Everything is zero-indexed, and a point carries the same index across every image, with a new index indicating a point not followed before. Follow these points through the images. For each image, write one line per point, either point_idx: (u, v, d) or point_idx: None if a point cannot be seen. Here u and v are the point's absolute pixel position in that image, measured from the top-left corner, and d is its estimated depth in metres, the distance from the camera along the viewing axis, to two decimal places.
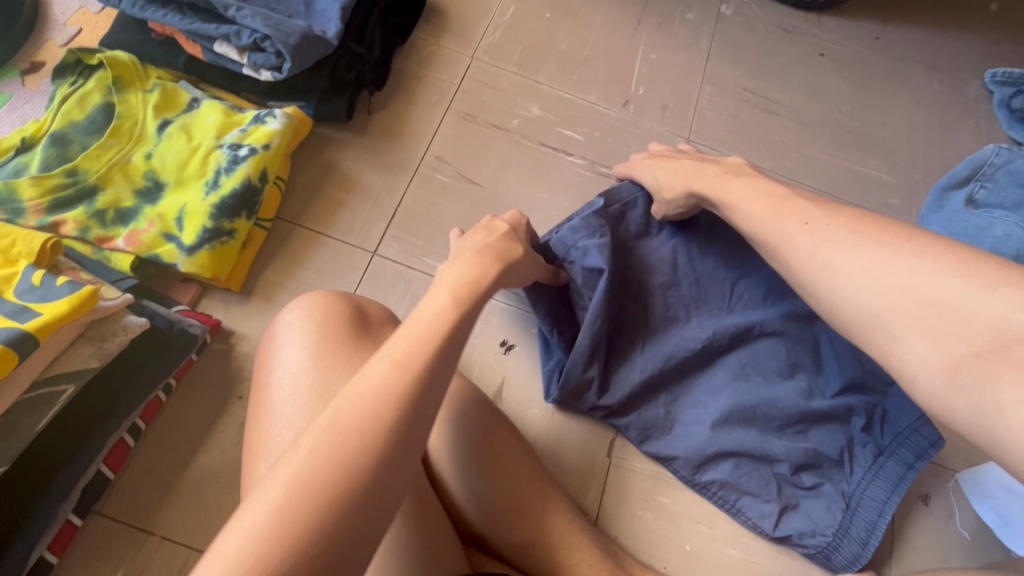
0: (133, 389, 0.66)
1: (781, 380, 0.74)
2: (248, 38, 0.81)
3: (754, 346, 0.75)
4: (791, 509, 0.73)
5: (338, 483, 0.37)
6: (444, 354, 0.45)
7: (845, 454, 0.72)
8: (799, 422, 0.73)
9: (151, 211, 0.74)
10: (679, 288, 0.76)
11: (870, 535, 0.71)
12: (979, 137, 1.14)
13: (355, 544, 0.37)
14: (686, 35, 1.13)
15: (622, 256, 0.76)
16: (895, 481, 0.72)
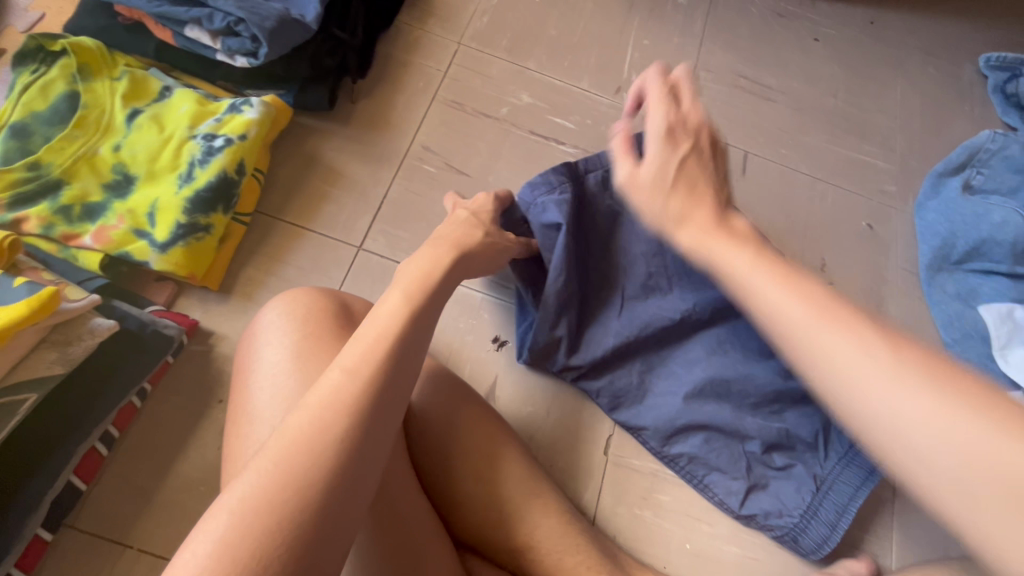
0: (105, 395, 0.62)
1: (761, 358, 0.72)
2: (221, 21, 0.76)
3: (735, 322, 0.73)
4: (759, 488, 0.72)
5: (291, 497, 0.35)
6: (404, 354, 0.44)
7: (820, 438, 0.71)
8: (776, 399, 0.71)
9: (120, 206, 0.70)
10: (664, 256, 0.72)
11: (838, 518, 0.69)
12: (974, 123, 1.13)
13: (318, 558, 0.35)
14: (679, 20, 1.10)
15: (606, 218, 0.74)
16: (871, 467, 0.70)
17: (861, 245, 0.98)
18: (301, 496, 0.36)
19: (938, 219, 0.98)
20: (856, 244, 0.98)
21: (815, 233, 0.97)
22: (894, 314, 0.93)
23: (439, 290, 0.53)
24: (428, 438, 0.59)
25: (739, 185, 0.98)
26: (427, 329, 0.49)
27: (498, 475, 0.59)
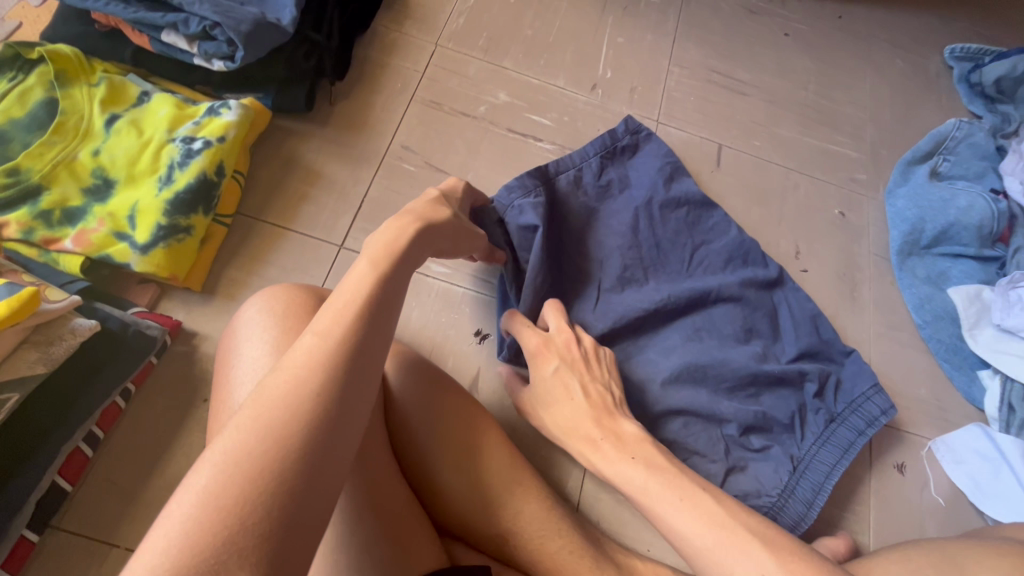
0: (88, 395, 0.63)
1: (736, 343, 0.76)
2: (197, 26, 0.77)
3: (711, 310, 0.78)
4: (738, 470, 0.71)
5: (272, 452, 0.36)
6: (377, 319, 0.46)
7: (796, 419, 0.73)
8: (752, 383, 0.74)
9: (101, 209, 0.71)
10: (638, 251, 0.80)
11: (815, 496, 0.70)
12: (941, 112, 1.16)
13: (299, 511, 0.34)
14: (653, 17, 1.13)
15: (581, 216, 0.81)
16: (845, 446, 0.72)
17: (835, 232, 1.00)
18: (288, 447, 0.36)
19: (907, 204, 1.00)
20: (829, 232, 1.00)
21: (789, 222, 0.99)
22: (867, 297, 0.96)
23: (406, 257, 0.53)
24: (413, 428, 0.59)
25: (714, 177, 1.00)
26: (398, 294, 0.50)
27: (484, 464, 0.60)
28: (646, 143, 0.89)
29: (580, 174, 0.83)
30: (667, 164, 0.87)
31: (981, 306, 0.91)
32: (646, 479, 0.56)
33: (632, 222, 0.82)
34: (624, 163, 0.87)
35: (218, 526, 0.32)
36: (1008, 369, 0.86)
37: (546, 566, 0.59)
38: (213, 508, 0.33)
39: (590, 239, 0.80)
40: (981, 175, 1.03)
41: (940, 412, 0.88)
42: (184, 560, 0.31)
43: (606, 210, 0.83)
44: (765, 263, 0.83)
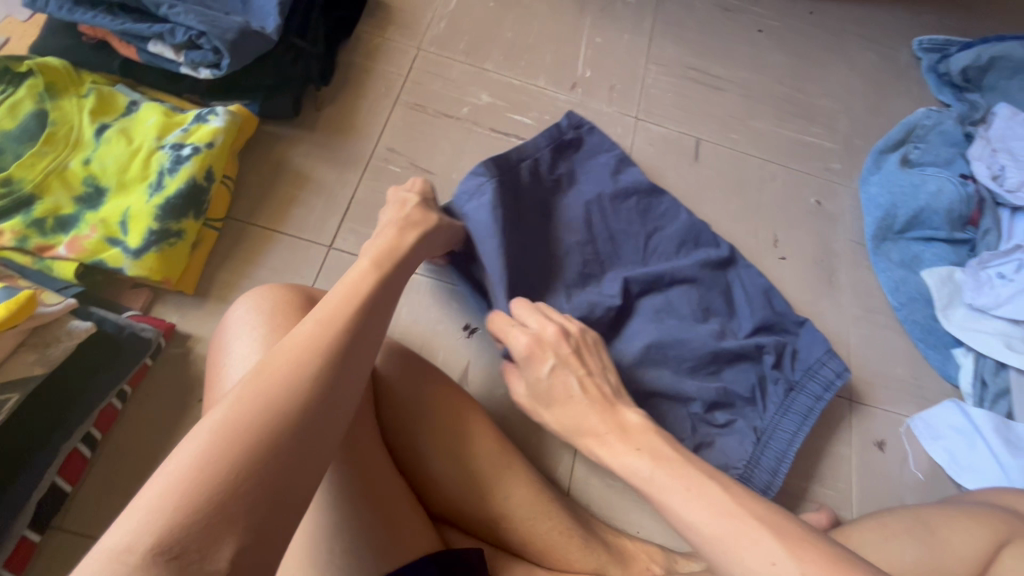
0: (86, 396, 0.64)
1: (696, 323, 0.81)
2: (183, 36, 0.79)
3: (667, 293, 0.82)
4: (706, 445, 0.76)
5: (271, 421, 0.38)
6: (375, 309, 0.50)
7: (757, 392, 0.78)
8: (713, 360, 0.78)
9: (93, 217, 0.73)
10: (595, 243, 0.84)
11: (778, 463, 0.75)
12: (912, 102, 1.20)
13: (291, 476, 0.37)
14: (630, 17, 1.16)
15: (539, 212, 0.83)
16: (805, 413, 0.78)
17: (811, 220, 1.03)
18: (283, 417, 0.38)
19: (880, 191, 1.04)
20: (806, 220, 1.03)
21: (767, 212, 1.02)
22: (844, 282, 0.99)
23: (403, 261, 0.59)
24: (400, 415, 0.61)
25: (693, 170, 1.03)
26: (391, 294, 0.54)
27: (471, 447, 0.62)
28: (590, 137, 0.92)
29: (536, 164, 0.84)
30: (612, 158, 0.90)
31: (953, 286, 0.95)
32: (651, 470, 0.52)
33: (585, 217, 0.85)
34: (571, 157, 0.90)
35: (217, 484, 0.34)
36: (980, 346, 0.89)
37: (536, 543, 0.62)
38: (202, 472, 0.35)
39: (551, 233, 0.82)
40: (950, 161, 1.07)
41: (917, 390, 0.91)
42: (176, 515, 0.33)
43: (561, 204, 0.85)
44: (717, 242, 0.87)
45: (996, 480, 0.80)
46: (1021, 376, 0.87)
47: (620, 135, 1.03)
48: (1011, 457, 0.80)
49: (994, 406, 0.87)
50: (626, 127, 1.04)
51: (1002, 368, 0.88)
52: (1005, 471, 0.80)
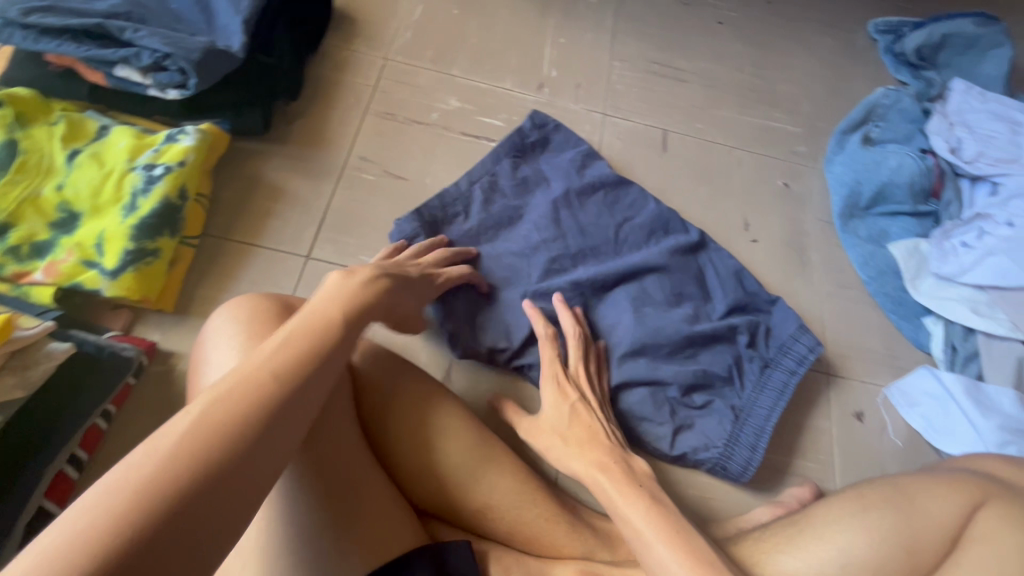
0: (70, 415, 0.65)
1: (670, 308, 0.83)
2: (149, 58, 0.81)
3: (641, 282, 0.84)
4: (686, 428, 0.78)
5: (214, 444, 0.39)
6: (345, 335, 0.51)
7: (733, 371, 0.81)
8: (689, 345, 0.80)
9: (68, 241, 0.73)
10: (563, 239, 0.86)
11: (757, 440, 0.77)
12: (871, 83, 1.23)
13: (229, 497, 0.38)
14: (592, 17, 1.18)
15: (503, 218, 0.87)
16: (780, 389, 0.80)
17: (780, 203, 1.06)
18: (229, 440, 0.39)
19: (844, 170, 1.06)
20: (775, 203, 1.05)
21: (737, 197, 1.05)
22: (815, 260, 1.01)
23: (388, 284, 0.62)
24: (384, 419, 0.62)
25: (662, 161, 1.05)
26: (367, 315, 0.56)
27: (449, 448, 0.62)
28: (555, 135, 0.95)
29: (494, 179, 0.90)
30: (577, 153, 0.93)
31: (919, 258, 0.97)
32: (645, 515, 0.56)
33: (552, 212, 0.88)
34: (537, 159, 0.94)
35: (154, 505, 0.35)
36: (950, 314, 0.92)
37: (521, 533, 0.64)
38: (85, 533, 0.33)
39: (504, 239, 0.86)
40: (910, 137, 1.10)
41: (893, 361, 0.93)
42: (109, 535, 0.33)
43: (527, 205, 0.89)
44: (686, 228, 0.90)
45: (971, 444, 0.82)
46: (989, 339, 0.89)
47: (589, 131, 1.05)
48: (984, 420, 0.82)
49: (964, 370, 0.89)
50: (595, 123, 1.06)
51: (971, 332, 0.91)
52: (979, 434, 0.82)
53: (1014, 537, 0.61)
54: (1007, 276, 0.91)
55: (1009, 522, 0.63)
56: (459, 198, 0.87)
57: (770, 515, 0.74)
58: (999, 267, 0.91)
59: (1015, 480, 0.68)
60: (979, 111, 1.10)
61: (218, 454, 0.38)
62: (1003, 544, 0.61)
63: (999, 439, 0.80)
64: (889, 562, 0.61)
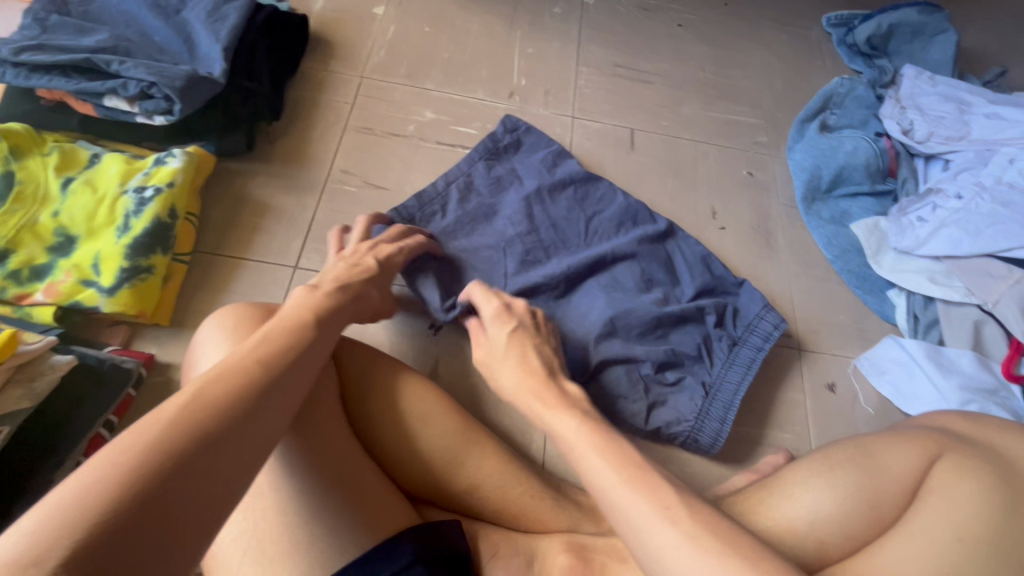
0: (74, 425, 0.68)
1: (640, 293, 0.88)
2: (135, 88, 0.85)
3: (612, 270, 0.89)
4: (659, 404, 0.82)
5: (208, 420, 0.42)
6: (320, 332, 0.56)
7: (703, 349, 0.85)
8: (659, 325, 0.85)
9: (66, 263, 0.77)
10: (537, 232, 0.91)
11: (727, 412, 0.81)
12: (827, 73, 1.29)
13: (222, 466, 0.41)
14: (557, 27, 1.24)
15: (481, 214, 0.92)
16: (748, 364, 0.85)
17: (745, 190, 1.11)
18: (221, 416, 0.43)
19: (804, 156, 1.12)
20: (741, 191, 1.10)
21: (703, 188, 1.09)
22: (782, 243, 1.06)
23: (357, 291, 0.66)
24: (373, 410, 0.66)
25: (631, 158, 1.10)
26: (338, 315, 0.60)
27: (431, 433, 0.66)
28: (527, 137, 1.01)
29: (469, 179, 0.95)
30: (549, 152, 0.99)
31: (879, 234, 1.02)
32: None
33: (526, 209, 0.92)
34: (510, 159, 0.99)
35: (151, 470, 0.38)
36: (908, 284, 0.97)
37: (507, 510, 0.68)
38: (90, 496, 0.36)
39: (480, 232, 0.91)
40: (865, 122, 1.15)
41: (861, 333, 0.98)
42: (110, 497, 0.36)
43: (501, 202, 0.94)
44: (654, 219, 0.95)
45: (937, 405, 0.86)
46: (947, 306, 0.94)
47: (560, 134, 1.10)
48: (945, 381, 0.87)
49: (926, 337, 0.93)
50: (564, 126, 1.11)
51: (931, 301, 0.95)
52: (942, 395, 0.86)
53: (970, 484, 0.58)
54: (959, 245, 0.94)
55: (964, 468, 0.59)
56: (436, 197, 0.92)
57: (746, 481, 0.77)
58: (953, 237, 0.95)
59: (970, 434, 0.64)
60: (931, 93, 1.14)
61: (196, 433, 0.41)
62: (960, 491, 0.57)
63: (960, 398, 0.85)
64: (852, 519, 0.59)
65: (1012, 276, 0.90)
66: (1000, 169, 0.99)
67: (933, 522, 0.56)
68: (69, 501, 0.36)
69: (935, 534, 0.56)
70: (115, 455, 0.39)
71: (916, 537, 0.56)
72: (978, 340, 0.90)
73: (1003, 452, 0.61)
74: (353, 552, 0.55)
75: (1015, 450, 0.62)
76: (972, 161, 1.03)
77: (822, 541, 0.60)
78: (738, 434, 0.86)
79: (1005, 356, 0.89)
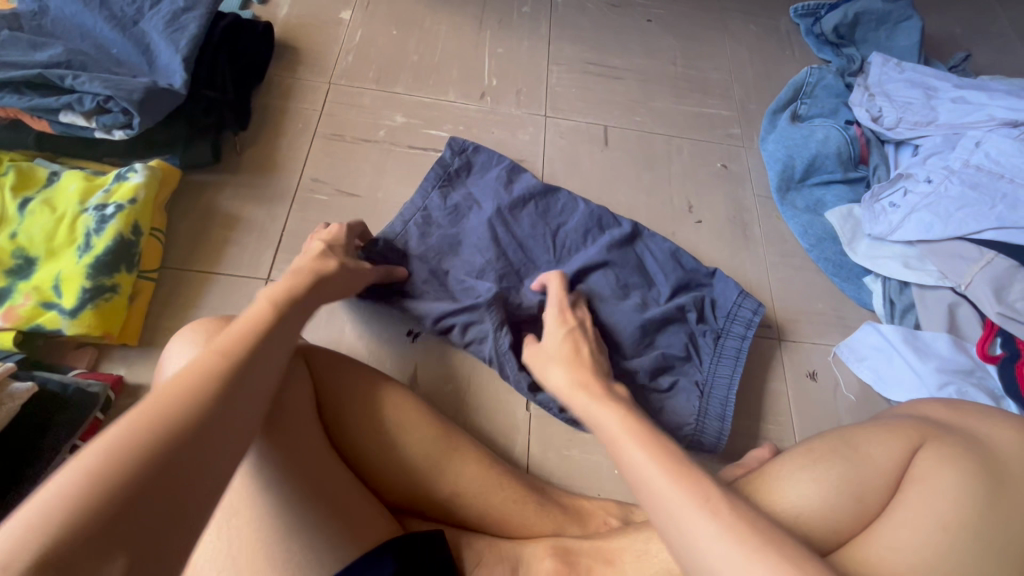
0: (36, 454, 0.65)
1: (620, 300, 0.87)
2: (91, 102, 0.83)
3: (587, 281, 0.89)
4: (659, 412, 0.82)
5: (182, 415, 0.41)
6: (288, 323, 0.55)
7: (691, 348, 0.85)
8: (645, 331, 0.84)
9: (25, 285, 0.75)
10: (506, 255, 0.89)
11: (725, 410, 0.82)
12: (796, 64, 1.30)
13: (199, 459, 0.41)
14: (527, 26, 1.24)
15: (446, 246, 0.89)
16: (735, 354, 0.86)
17: (720, 183, 1.11)
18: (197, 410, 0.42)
19: (777, 146, 1.12)
20: (716, 184, 1.11)
21: (679, 182, 1.09)
22: (758, 235, 1.06)
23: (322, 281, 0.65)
24: (347, 425, 0.65)
25: (605, 155, 1.10)
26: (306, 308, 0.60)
27: (412, 440, 0.65)
28: (476, 157, 0.98)
29: (427, 213, 0.92)
30: (502, 170, 0.97)
31: (853, 221, 1.03)
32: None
33: (490, 232, 0.90)
34: (464, 182, 0.96)
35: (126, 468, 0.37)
36: (884, 270, 0.98)
37: (492, 516, 0.67)
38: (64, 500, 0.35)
39: (448, 266, 0.88)
40: (835, 111, 1.16)
41: (840, 321, 0.98)
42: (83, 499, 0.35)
43: (464, 230, 0.91)
44: (619, 222, 0.94)
45: (915, 389, 0.87)
46: (922, 290, 0.95)
47: (533, 133, 1.09)
48: (923, 364, 0.87)
49: (903, 321, 0.95)
50: (537, 125, 1.11)
51: (906, 286, 0.96)
52: (920, 378, 0.87)
53: (954, 472, 0.58)
54: (931, 229, 0.95)
55: (949, 456, 0.59)
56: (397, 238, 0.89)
57: (732, 475, 0.77)
58: (925, 221, 0.96)
59: (949, 420, 0.65)
60: (898, 80, 1.15)
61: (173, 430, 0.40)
62: (943, 480, 0.57)
63: (937, 381, 0.86)
64: (837, 512, 0.59)
65: (984, 258, 0.90)
66: (967, 152, 1.00)
67: (918, 513, 0.57)
68: (50, 500, 0.35)
69: (918, 524, 0.56)
70: (103, 445, 0.38)
71: (902, 529, 0.56)
72: (953, 323, 0.91)
73: (985, 439, 0.61)
74: (332, 567, 0.53)
75: (992, 433, 0.62)
76: (940, 145, 1.04)
77: (808, 534, 0.59)
78: None
79: (979, 337, 0.90)
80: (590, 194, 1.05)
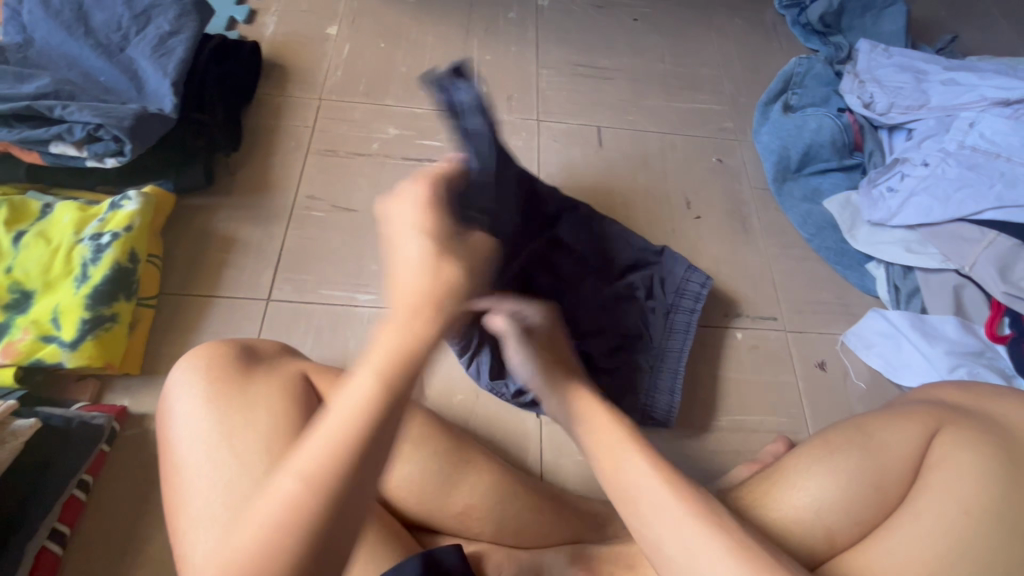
0: (43, 491, 0.65)
1: (570, 280, 0.87)
2: (81, 132, 0.82)
3: (541, 263, 0.86)
4: (612, 390, 0.83)
5: (315, 497, 0.40)
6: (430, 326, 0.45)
7: (644, 324, 0.87)
8: (595, 311, 0.85)
9: (24, 320, 0.74)
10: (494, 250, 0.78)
11: (675, 383, 0.84)
12: (784, 55, 1.31)
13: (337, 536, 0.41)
14: (513, 31, 1.24)
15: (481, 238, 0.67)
16: (686, 328, 0.88)
17: (716, 177, 1.11)
18: (326, 491, 0.40)
19: (770, 138, 1.12)
20: (712, 179, 1.10)
21: (675, 178, 1.09)
22: (758, 227, 1.06)
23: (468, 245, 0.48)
24: None
25: (599, 156, 1.10)
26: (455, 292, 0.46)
27: (419, 452, 0.64)
28: None
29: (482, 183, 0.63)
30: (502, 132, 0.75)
31: (853, 209, 1.03)
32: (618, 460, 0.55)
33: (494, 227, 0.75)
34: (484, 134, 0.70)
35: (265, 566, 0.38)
36: (885, 255, 0.97)
37: (509, 529, 0.65)
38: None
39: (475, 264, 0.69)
40: (827, 99, 1.16)
41: (845, 309, 0.98)
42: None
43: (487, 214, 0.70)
44: (569, 203, 0.92)
45: (927, 372, 0.86)
46: (926, 274, 0.94)
47: (526, 138, 1.09)
48: (931, 347, 0.87)
49: (909, 306, 0.94)
50: (530, 130, 1.10)
51: (909, 270, 0.96)
52: (930, 361, 0.86)
53: (973, 459, 0.57)
54: (931, 213, 0.95)
55: (968, 442, 0.58)
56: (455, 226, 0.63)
57: (747, 471, 0.76)
58: (924, 204, 0.95)
59: (965, 404, 0.64)
60: (887, 66, 1.16)
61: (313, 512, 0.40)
62: (960, 465, 0.57)
63: (948, 363, 0.85)
64: (856, 501, 0.58)
65: (987, 238, 0.90)
66: (961, 134, 0.99)
67: (938, 499, 0.56)
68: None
69: (940, 511, 0.55)
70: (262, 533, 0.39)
71: (925, 517, 0.56)
72: (960, 306, 0.91)
73: (1002, 421, 0.61)
74: None
75: (1011, 416, 0.61)
76: (933, 128, 1.04)
77: (830, 530, 0.58)
78: (733, 422, 0.86)
79: (987, 318, 0.89)
80: (587, 196, 1.04)
